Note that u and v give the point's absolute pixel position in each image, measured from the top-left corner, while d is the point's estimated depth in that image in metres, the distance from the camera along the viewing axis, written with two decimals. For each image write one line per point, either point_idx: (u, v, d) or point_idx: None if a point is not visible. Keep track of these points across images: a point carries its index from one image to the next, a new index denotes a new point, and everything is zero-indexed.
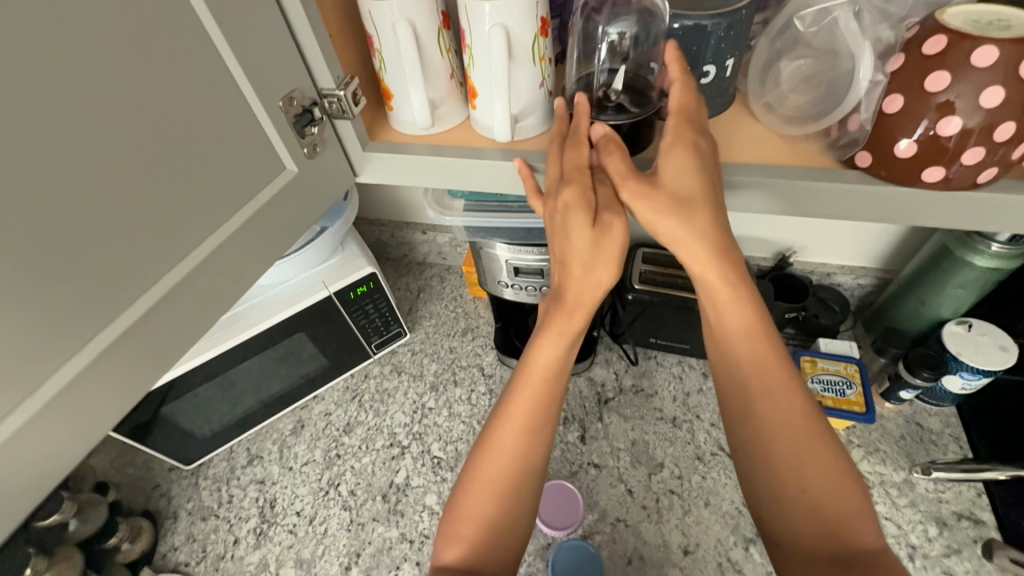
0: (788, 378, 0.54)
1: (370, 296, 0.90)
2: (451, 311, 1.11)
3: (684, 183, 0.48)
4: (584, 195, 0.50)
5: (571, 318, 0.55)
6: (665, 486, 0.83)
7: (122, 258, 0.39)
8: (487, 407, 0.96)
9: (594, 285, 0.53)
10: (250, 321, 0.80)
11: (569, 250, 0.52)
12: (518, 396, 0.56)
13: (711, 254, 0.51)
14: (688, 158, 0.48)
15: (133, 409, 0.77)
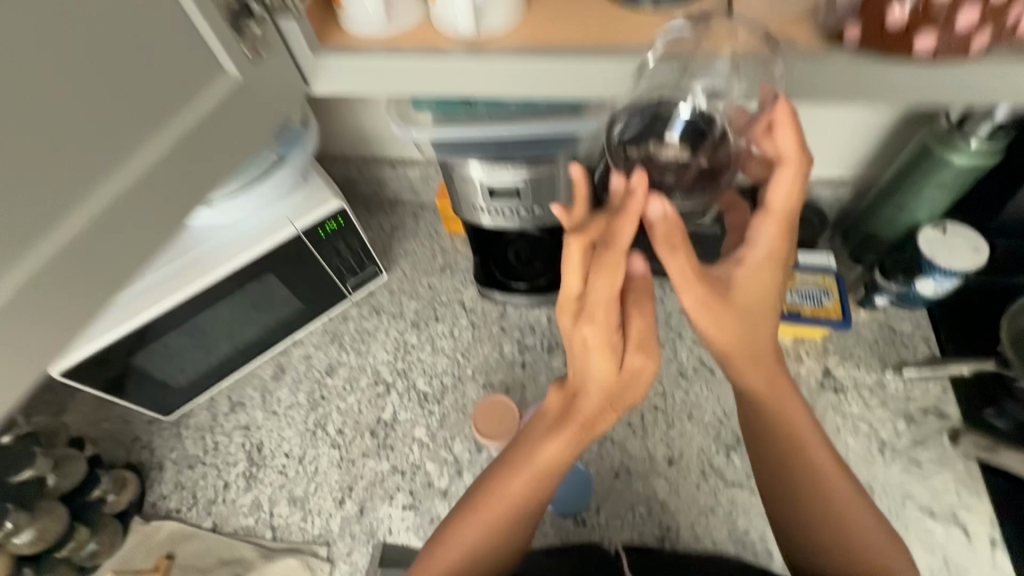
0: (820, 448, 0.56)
1: (339, 234, 0.85)
2: (428, 247, 1.07)
3: (752, 285, 0.48)
4: (611, 331, 0.47)
5: (581, 432, 0.52)
6: (649, 403, 0.85)
7: (31, 171, 0.35)
8: (470, 339, 0.95)
9: (608, 411, 0.52)
10: (212, 266, 0.76)
11: (585, 373, 0.50)
12: (507, 489, 0.53)
13: (759, 355, 0.52)
14: (756, 272, 0.48)
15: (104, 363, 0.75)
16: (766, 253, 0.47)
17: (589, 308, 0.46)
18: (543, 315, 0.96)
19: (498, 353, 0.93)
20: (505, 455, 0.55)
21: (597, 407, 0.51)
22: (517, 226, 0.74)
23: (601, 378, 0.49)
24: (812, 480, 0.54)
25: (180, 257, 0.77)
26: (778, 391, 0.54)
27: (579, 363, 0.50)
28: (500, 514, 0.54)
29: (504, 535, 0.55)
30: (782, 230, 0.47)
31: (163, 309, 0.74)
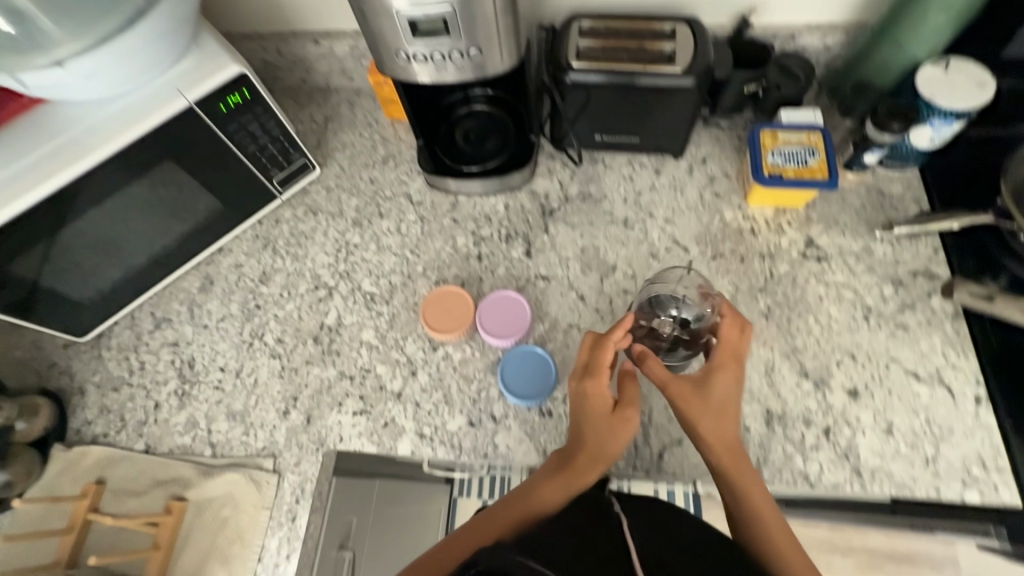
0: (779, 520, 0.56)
1: (248, 109, 0.72)
2: (367, 138, 0.94)
3: (716, 394, 0.61)
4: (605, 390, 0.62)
5: (577, 479, 0.57)
6: (619, 287, 0.78)
7: None
8: (420, 235, 0.85)
9: (604, 458, 0.59)
10: (85, 149, 0.63)
11: (585, 425, 0.61)
12: (494, 522, 0.55)
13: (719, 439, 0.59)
14: (718, 390, 0.61)
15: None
16: (723, 370, 0.62)
17: (595, 364, 0.63)
18: (500, 204, 0.86)
19: (452, 247, 0.83)
20: (506, 498, 0.58)
21: (589, 461, 0.59)
22: (458, 79, 0.63)
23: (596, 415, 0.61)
24: (767, 538, 0.55)
25: (44, 142, 0.64)
26: (743, 470, 0.58)
27: (581, 414, 0.63)
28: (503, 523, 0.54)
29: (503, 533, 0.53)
30: (733, 360, 0.63)
31: (32, 202, 0.62)
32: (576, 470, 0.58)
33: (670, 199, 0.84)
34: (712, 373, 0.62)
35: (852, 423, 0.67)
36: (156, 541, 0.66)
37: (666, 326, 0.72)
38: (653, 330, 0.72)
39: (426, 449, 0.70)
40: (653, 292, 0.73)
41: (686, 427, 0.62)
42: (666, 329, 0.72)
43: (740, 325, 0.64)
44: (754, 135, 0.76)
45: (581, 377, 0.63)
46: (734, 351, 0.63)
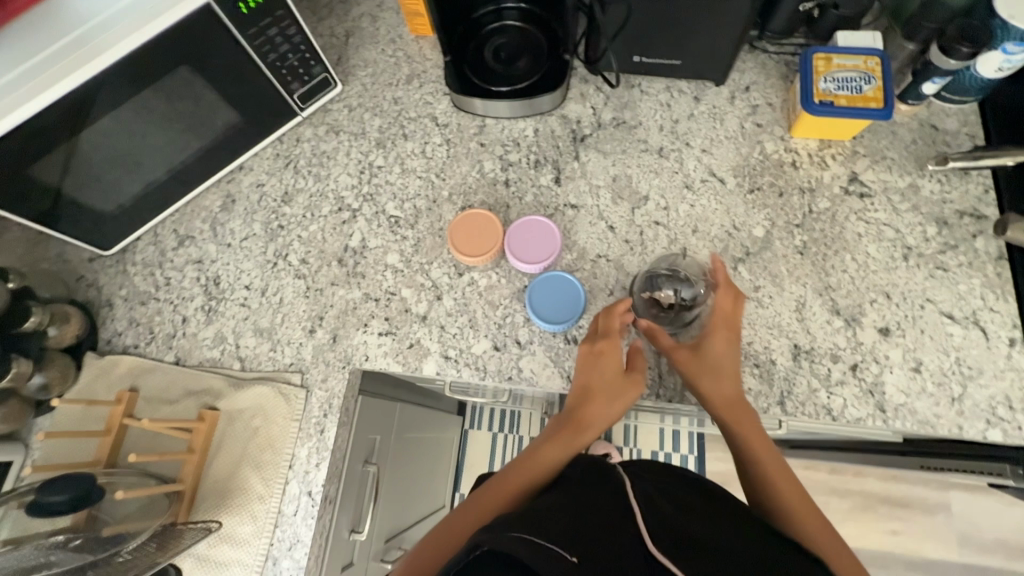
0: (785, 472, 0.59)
1: (267, 12, 0.68)
2: (390, 55, 0.89)
3: (720, 357, 0.64)
4: (616, 356, 0.65)
5: (578, 437, 0.61)
6: (650, 218, 0.76)
7: None
8: (445, 159, 0.82)
9: (606, 417, 0.63)
10: (97, 48, 0.59)
11: (591, 391, 0.64)
12: (508, 480, 0.58)
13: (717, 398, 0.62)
14: (714, 353, 0.64)
15: (24, 195, 0.64)
16: (719, 333, 0.65)
17: (605, 330, 0.67)
18: (529, 128, 0.83)
19: (478, 173, 0.81)
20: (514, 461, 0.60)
21: (594, 421, 0.62)
22: None
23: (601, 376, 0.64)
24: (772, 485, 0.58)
25: (50, 39, 0.59)
26: (747, 423, 0.61)
27: (591, 380, 0.65)
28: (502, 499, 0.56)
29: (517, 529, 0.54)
30: (731, 329, 0.65)
31: (42, 104, 0.58)
32: (580, 427, 0.62)
33: (709, 128, 0.80)
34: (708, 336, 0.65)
35: (881, 361, 0.67)
36: (191, 446, 0.68)
37: (666, 298, 0.70)
38: (656, 300, 0.70)
39: (451, 371, 0.71)
40: (653, 272, 0.71)
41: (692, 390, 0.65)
42: (671, 300, 0.70)
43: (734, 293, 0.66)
44: (806, 59, 0.71)
45: (591, 341, 0.66)
46: (735, 320, 0.65)
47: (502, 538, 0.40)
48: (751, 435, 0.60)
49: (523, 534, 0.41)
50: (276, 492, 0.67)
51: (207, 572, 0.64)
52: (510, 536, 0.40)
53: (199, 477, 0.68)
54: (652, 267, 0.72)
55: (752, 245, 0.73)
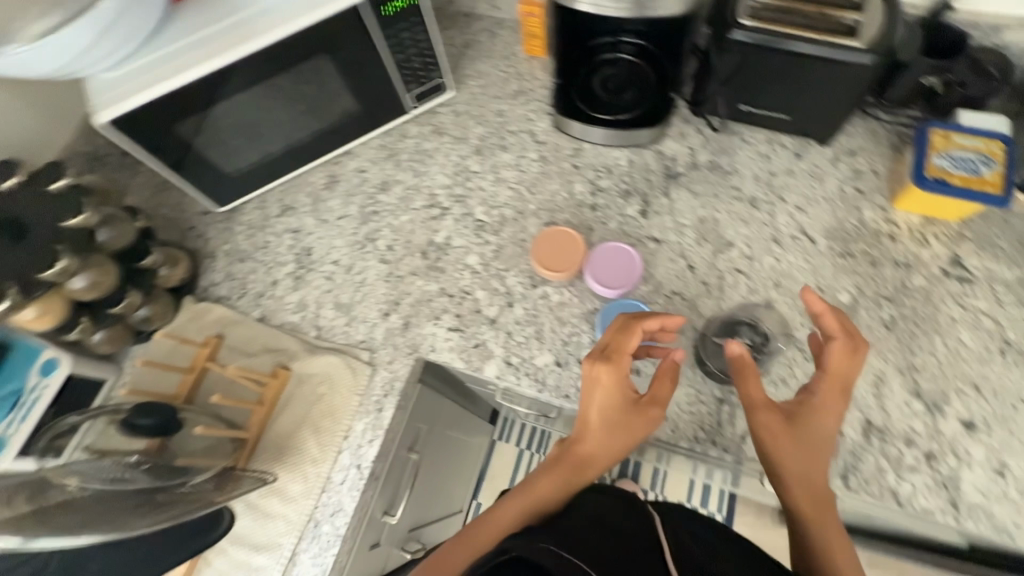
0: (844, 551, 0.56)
1: (406, 18, 0.74)
2: (503, 70, 0.94)
3: (812, 424, 0.58)
4: (621, 384, 0.59)
5: (583, 472, 0.59)
6: (732, 264, 0.76)
7: None
8: (537, 174, 0.85)
9: (611, 453, 0.59)
10: (258, 31, 0.66)
11: (598, 421, 0.59)
12: (513, 501, 0.57)
13: (804, 485, 0.56)
14: (814, 430, 0.57)
15: (168, 148, 0.72)
16: (825, 409, 0.58)
17: (613, 353, 0.59)
18: (623, 159, 0.85)
19: (568, 192, 0.83)
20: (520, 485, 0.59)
21: (597, 460, 0.59)
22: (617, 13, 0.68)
23: (608, 413, 0.58)
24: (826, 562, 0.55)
25: (224, 17, 0.67)
26: (820, 501, 0.57)
27: (594, 408, 0.59)
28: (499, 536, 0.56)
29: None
30: (838, 395, 0.58)
31: (203, 73, 0.66)
32: (581, 468, 0.59)
33: (806, 186, 0.79)
34: (809, 409, 0.58)
35: (960, 455, 0.63)
36: (262, 398, 0.73)
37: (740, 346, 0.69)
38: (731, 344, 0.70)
39: (510, 377, 0.73)
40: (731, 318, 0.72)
41: (763, 457, 0.58)
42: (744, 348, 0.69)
43: (853, 349, 0.59)
44: (922, 133, 0.70)
45: (594, 362, 0.58)
46: (845, 382, 0.59)
47: (532, 549, 0.44)
48: (824, 518, 0.56)
49: (552, 548, 0.44)
50: (329, 458, 0.70)
51: (254, 520, 0.68)
52: (540, 550, 0.44)
53: (263, 428, 0.72)
54: (730, 315, 0.72)
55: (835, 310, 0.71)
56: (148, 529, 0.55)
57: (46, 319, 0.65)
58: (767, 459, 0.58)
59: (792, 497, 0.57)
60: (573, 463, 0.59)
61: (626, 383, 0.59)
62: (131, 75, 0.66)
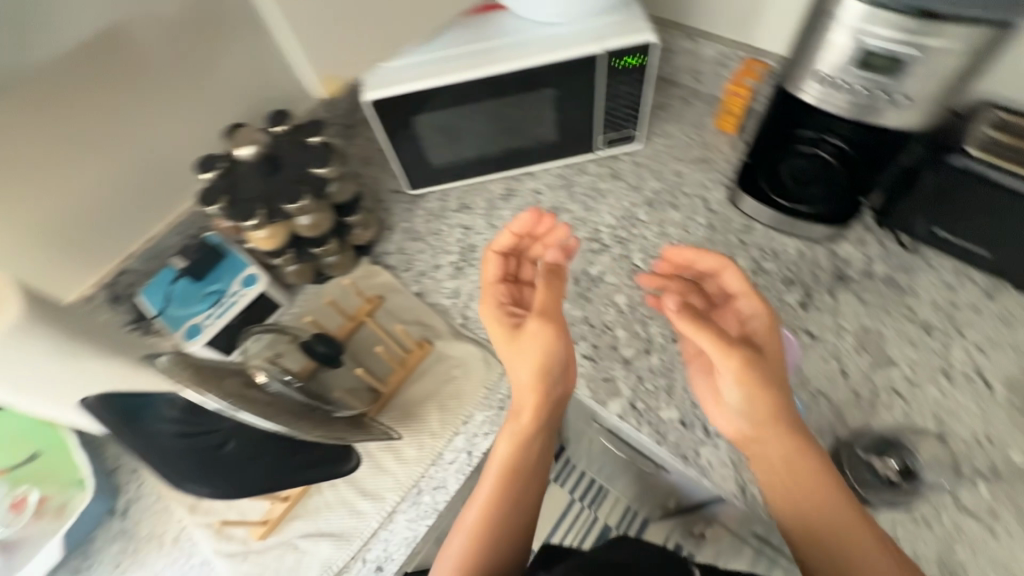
0: (840, 500, 0.57)
1: (630, 75, 0.81)
2: (690, 136, 0.99)
3: (773, 357, 0.63)
4: (500, 314, 0.68)
5: (520, 420, 0.66)
6: (890, 383, 0.73)
7: None
8: (702, 239, 0.88)
9: (529, 367, 0.64)
10: (510, 58, 0.76)
11: (506, 350, 0.66)
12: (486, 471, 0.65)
13: (769, 420, 0.59)
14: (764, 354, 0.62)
15: (398, 132, 0.84)
16: (770, 325, 0.64)
17: (488, 295, 0.70)
18: (792, 247, 0.85)
19: (729, 264, 0.85)
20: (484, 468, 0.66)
21: (524, 402, 0.66)
22: (837, 112, 0.68)
23: (506, 346, 0.66)
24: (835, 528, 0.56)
25: (483, 40, 0.78)
26: (799, 460, 0.59)
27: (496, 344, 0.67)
28: (492, 485, 0.64)
29: (510, 507, 0.63)
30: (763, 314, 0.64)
31: (454, 81, 0.77)
32: (519, 416, 0.66)
33: (991, 328, 0.75)
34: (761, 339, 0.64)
35: None
36: (404, 362, 0.80)
37: (886, 468, 0.66)
38: (878, 464, 0.67)
39: (631, 421, 0.74)
40: (883, 437, 0.69)
41: (739, 416, 0.62)
42: (893, 471, 0.66)
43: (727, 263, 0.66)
44: None
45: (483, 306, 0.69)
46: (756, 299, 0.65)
47: None
48: (804, 473, 0.59)
49: None
50: (446, 435, 0.75)
51: (370, 468, 0.74)
52: None
53: (398, 388, 0.79)
54: (883, 436, 0.69)
55: (1003, 467, 0.66)
56: (313, 439, 0.62)
57: (271, 241, 0.77)
58: (744, 415, 0.61)
59: (775, 465, 0.60)
60: (512, 415, 0.67)
61: (502, 310, 0.68)
62: (397, 69, 0.78)
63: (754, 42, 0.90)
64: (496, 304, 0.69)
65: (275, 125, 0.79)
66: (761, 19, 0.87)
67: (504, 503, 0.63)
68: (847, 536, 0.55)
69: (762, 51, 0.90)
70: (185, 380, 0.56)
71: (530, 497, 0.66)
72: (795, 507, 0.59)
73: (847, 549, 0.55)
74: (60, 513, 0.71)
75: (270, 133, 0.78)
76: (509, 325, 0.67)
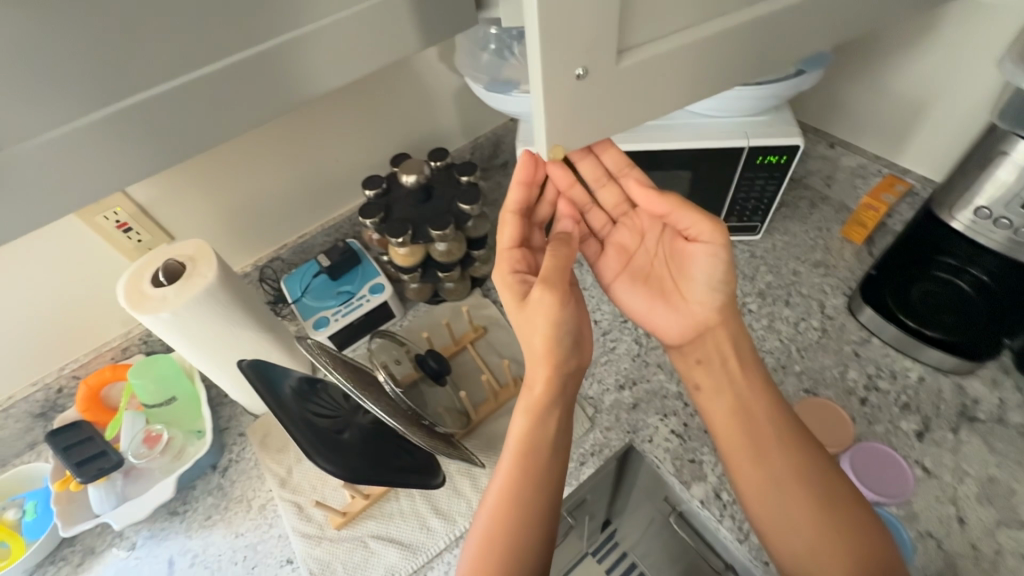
0: (794, 457, 0.60)
1: (769, 171, 0.84)
2: (812, 239, 0.98)
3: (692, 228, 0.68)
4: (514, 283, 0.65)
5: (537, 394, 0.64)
6: (1016, 546, 0.66)
7: (635, 99, 0.50)
8: (813, 342, 0.86)
9: (548, 332, 0.61)
10: (661, 137, 0.82)
11: (524, 320, 0.63)
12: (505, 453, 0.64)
13: (712, 306, 0.67)
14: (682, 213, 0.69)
15: None
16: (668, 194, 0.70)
17: (502, 257, 0.67)
18: (913, 372, 0.81)
19: (839, 373, 0.82)
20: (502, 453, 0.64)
21: (538, 373, 0.64)
22: (989, 246, 0.67)
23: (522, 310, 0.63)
24: (793, 497, 0.58)
25: None
26: (763, 429, 0.62)
27: (517, 318, 0.65)
28: (512, 465, 0.62)
29: (538, 487, 0.61)
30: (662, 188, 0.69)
31: None
32: (532, 395, 0.65)
33: None
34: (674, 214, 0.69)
35: None
36: (497, 395, 0.83)
37: None
38: None
39: (713, 509, 0.73)
40: None
41: (711, 327, 0.67)
42: None
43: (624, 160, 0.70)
44: None
45: (501, 275, 0.67)
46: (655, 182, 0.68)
47: None
48: (766, 442, 0.61)
49: None
50: None
51: (448, 489, 0.77)
52: None
53: (487, 418, 0.82)
54: None
55: None
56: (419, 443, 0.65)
57: (408, 258, 0.86)
58: (706, 312, 0.67)
59: (734, 437, 0.63)
60: (524, 394, 0.65)
61: (514, 277, 0.66)
62: None
63: (897, 159, 0.92)
64: (507, 269, 0.67)
65: (435, 161, 0.89)
66: (908, 140, 0.89)
67: (528, 485, 0.61)
68: (805, 498, 0.58)
69: (904, 169, 0.91)
70: (325, 364, 0.64)
71: (553, 474, 0.63)
72: (780, 515, 0.58)
73: (838, 538, 0.55)
74: (179, 454, 0.80)
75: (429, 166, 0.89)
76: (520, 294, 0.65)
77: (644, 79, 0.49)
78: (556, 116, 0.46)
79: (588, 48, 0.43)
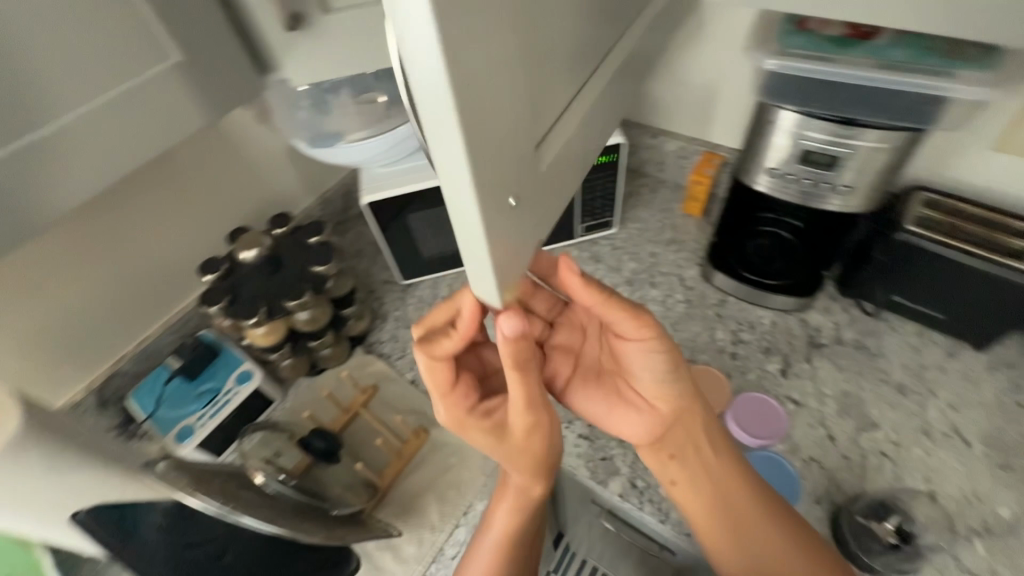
0: (765, 521, 0.64)
1: (603, 171, 0.90)
2: (660, 220, 1.07)
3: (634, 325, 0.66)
4: (481, 424, 0.57)
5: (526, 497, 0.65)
6: (877, 447, 0.76)
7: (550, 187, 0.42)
8: (681, 314, 0.93)
9: (534, 452, 0.59)
10: None
11: (505, 451, 0.58)
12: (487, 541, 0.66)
13: (673, 399, 0.66)
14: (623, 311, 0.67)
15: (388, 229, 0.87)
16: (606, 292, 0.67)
17: (453, 395, 0.56)
18: (766, 318, 0.91)
19: (709, 337, 0.89)
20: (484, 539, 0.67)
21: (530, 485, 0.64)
22: (785, 198, 0.77)
23: (501, 450, 0.58)
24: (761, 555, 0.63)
25: None
26: (738, 500, 0.65)
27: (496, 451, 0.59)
28: (495, 553, 0.65)
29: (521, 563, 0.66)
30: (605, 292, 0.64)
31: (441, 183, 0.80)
32: (527, 494, 0.64)
33: (958, 386, 0.81)
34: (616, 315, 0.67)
35: None
36: (401, 453, 0.79)
37: (886, 533, 0.67)
38: (870, 528, 0.68)
39: (632, 500, 0.74)
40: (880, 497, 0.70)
41: (677, 419, 0.67)
42: (889, 535, 0.67)
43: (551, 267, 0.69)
44: None
45: (462, 417, 0.56)
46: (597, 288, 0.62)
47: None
48: (740, 510, 0.65)
49: None
50: (446, 529, 0.74)
51: None
52: None
53: (396, 480, 0.78)
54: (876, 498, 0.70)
55: (996, 524, 0.69)
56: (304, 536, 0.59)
57: (269, 337, 0.79)
58: (668, 406, 0.66)
59: (711, 510, 0.65)
60: (517, 490, 0.65)
61: (476, 416, 0.57)
62: (394, 173, 0.83)
63: (707, 136, 1.03)
64: (463, 409, 0.56)
65: (276, 228, 0.84)
66: (712, 119, 1.00)
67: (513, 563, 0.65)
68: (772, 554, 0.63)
69: (715, 144, 1.02)
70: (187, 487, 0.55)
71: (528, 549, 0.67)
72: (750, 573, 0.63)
73: None
74: None
75: (271, 235, 0.83)
76: (489, 432, 0.57)
77: (557, 172, 0.43)
78: (503, 248, 0.35)
79: (516, 172, 0.35)
